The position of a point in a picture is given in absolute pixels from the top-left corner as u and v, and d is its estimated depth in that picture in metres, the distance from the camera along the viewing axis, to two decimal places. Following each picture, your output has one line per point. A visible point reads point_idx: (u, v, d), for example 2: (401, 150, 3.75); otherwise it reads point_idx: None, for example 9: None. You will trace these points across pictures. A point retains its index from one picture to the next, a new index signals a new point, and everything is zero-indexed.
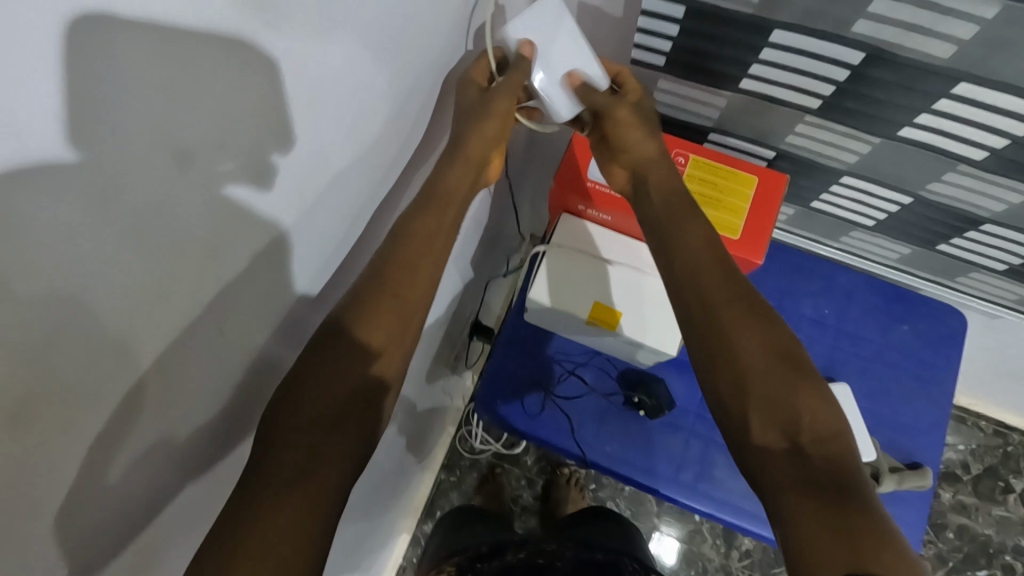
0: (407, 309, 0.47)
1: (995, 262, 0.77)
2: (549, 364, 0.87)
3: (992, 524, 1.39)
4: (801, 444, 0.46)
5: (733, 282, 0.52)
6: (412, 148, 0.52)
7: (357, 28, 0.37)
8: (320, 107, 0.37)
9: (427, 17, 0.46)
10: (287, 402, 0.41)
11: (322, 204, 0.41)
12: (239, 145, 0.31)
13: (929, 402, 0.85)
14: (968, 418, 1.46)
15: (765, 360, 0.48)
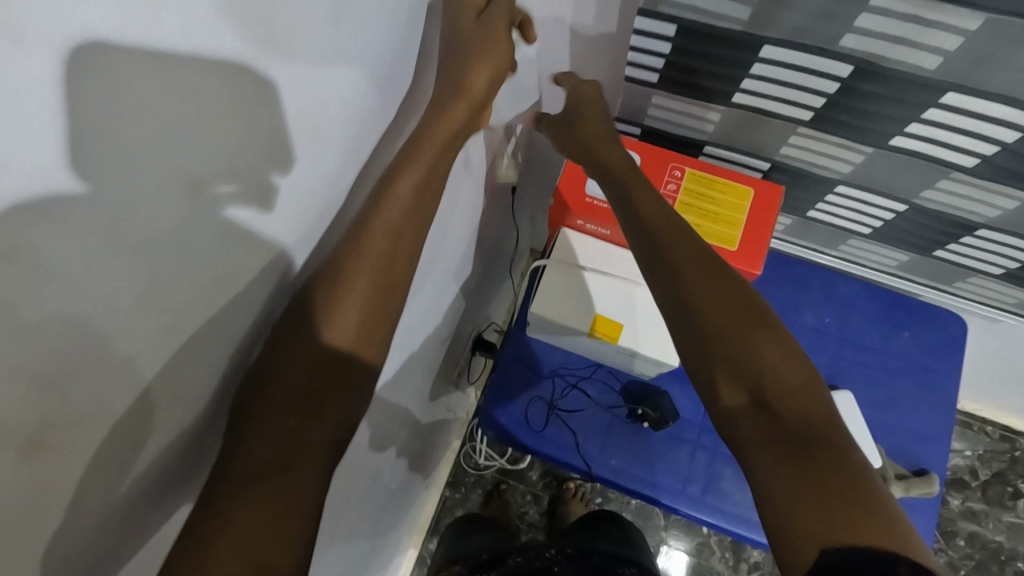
0: (389, 281, 0.42)
1: (992, 267, 0.77)
2: (551, 378, 0.87)
3: (1003, 530, 1.38)
4: (765, 399, 0.45)
5: (689, 238, 0.50)
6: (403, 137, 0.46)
7: (368, 60, 0.38)
8: (332, 138, 0.37)
9: (436, 49, 0.47)
10: (260, 392, 0.37)
11: (323, 228, 0.40)
12: (261, 179, 0.32)
13: (934, 408, 0.85)
14: (974, 423, 1.45)
15: (725, 318, 0.47)
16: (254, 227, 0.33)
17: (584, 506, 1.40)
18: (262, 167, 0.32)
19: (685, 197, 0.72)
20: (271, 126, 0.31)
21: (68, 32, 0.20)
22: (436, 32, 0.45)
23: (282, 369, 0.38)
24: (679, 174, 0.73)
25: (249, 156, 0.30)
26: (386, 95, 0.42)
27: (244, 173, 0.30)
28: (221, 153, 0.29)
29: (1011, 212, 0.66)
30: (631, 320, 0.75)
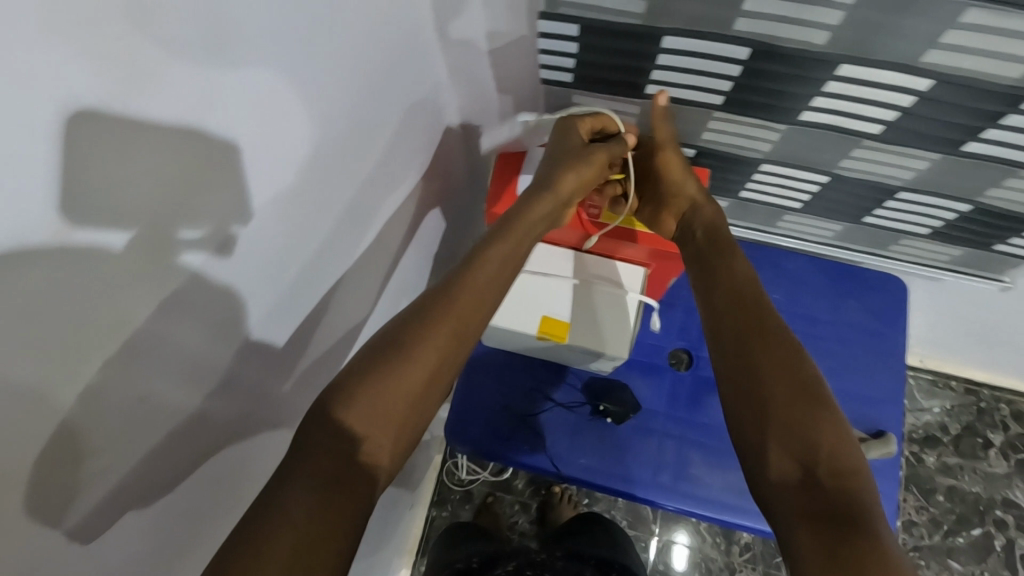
0: (460, 319, 0.52)
1: (919, 228, 0.80)
2: (513, 386, 0.87)
3: (979, 481, 1.41)
4: (810, 477, 0.47)
5: (768, 319, 0.56)
6: (335, 163, 0.52)
7: (293, 97, 0.44)
8: (262, 172, 0.43)
9: (360, 79, 0.53)
10: (358, 390, 0.46)
11: (263, 252, 0.46)
12: (201, 216, 0.38)
13: (886, 371, 0.87)
14: (939, 380, 1.49)
15: (790, 388, 0.51)
16: (213, 271, 0.40)
17: (571, 509, 1.39)
18: (223, 218, 0.40)
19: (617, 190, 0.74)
20: (230, 184, 0.40)
21: (58, 108, 0.27)
22: (352, 60, 0.51)
23: (393, 369, 0.47)
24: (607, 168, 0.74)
25: (209, 206, 0.39)
26: (323, 144, 0.50)
27: (178, 213, 0.37)
28: (182, 206, 0.37)
29: (924, 173, 0.68)
30: (577, 318, 0.74)
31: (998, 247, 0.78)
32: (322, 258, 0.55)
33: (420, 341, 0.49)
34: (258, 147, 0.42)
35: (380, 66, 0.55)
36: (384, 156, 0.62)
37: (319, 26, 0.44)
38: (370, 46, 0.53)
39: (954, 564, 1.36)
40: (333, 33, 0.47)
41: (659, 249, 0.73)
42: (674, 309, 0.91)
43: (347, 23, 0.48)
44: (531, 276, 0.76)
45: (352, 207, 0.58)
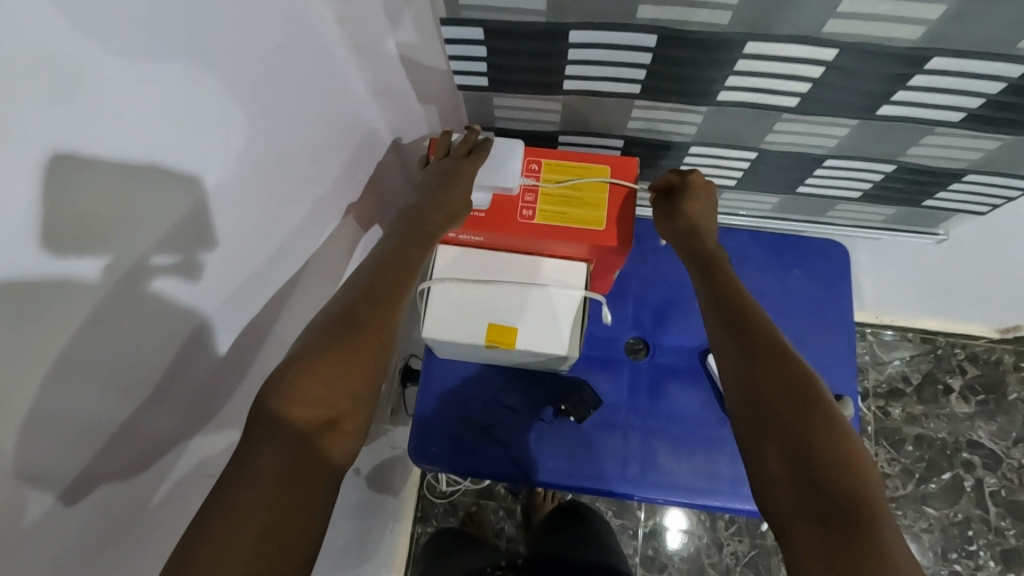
0: (388, 290, 0.56)
1: (851, 192, 0.81)
2: (471, 398, 0.86)
3: (943, 426, 1.46)
4: (809, 472, 0.48)
5: (767, 330, 0.57)
6: (244, 190, 0.52)
7: (226, 138, 0.47)
8: (210, 203, 0.47)
9: (275, 108, 0.52)
10: (291, 374, 0.48)
11: (190, 288, 0.48)
12: (160, 242, 0.43)
13: (838, 335, 0.88)
14: (896, 333, 1.52)
15: (784, 392, 0.52)
16: (180, 295, 0.46)
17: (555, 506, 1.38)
18: (187, 251, 0.46)
19: (547, 188, 0.71)
20: (195, 213, 0.46)
21: (48, 148, 0.32)
22: (267, 92, 0.50)
23: (315, 350, 0.49)
24: (536, 167, 0.72)
25: (175, 236, 0.44)
26: (244, 176, 0.51)
27: (142, 241, 0.42)
28: (155, 238, 0.43)
29: (846, 139, 0.69)
30: (524, 323, 0.72)
31: (928, 202, 0.80)
32: (236, 290, 0.55)
33: (351, 325, 0.51)
34: (212, 178, 0.46)
35: (292, 96, 0.54)
36: (315, 181, 0.64)
37: (246, 70, 0.46)
38: (297, 80, 0.54)
39: (929, 510, 1.40)
40: (263, 74, 0.49)
41: (597, 249, 0.71)
42: (625, 300, 0.90)
43: (277, 64, 0.50)
44: (472, 285, 0.73)
45: (271, 233, 0.58)
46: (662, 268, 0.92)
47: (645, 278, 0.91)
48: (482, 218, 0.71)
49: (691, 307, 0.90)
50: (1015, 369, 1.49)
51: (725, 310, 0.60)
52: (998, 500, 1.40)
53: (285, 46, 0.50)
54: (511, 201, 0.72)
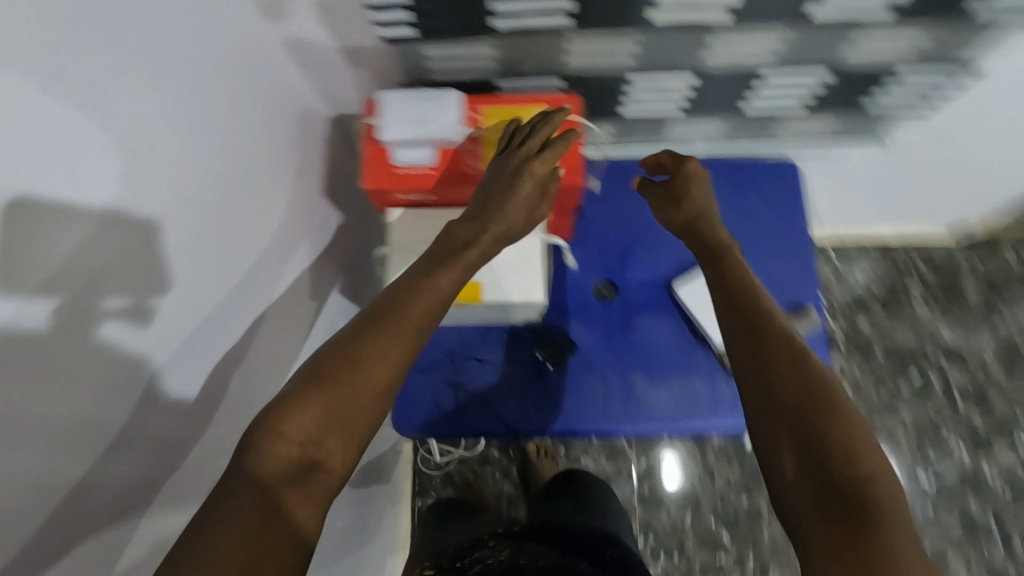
0: (400, 322, 0.51)
1: (792, 105, 0.82)
2: (446, 361, 0.85)
3: (908, 330, 1.51)
4: (823, 473, 0.46)
5: (780, 322, 0.55)
6: (193, 237, 0.59)
7: (164, 188, 0.54)
8: (156, 248, 0.54)
9: (208, 159, 0.60)
10: (288, 401, 0.47)
11: (159, 330, 0.55)
12: (115, 284, 0.50)
13: (797, 249, 0.90)
14: (857, 247, 1.56)
15: (797, 386, 0.50)
16: (131, 340, 0.52)
17: (550, 463, 1.39)
18: (142, 295, 0.53)
19: (491, 135, 0.70)
20: (145, 260, 0.53)
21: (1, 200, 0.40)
22: (196, 145, 0.58)
23: (319, 380, 0.48)
24: (477, 115, 0.71)
25: (132, 280, 0.52)
26: (181, 219, 0.57)
27: (94, 282, 0.48)
28: (106, 286, 0.49)
29: (780, 49, 0.69)
30: (485, 276, 0.71)
31: (872, 107, 0.82)
32: (206, 326, 0.62)
33: (355, 361, 0.48)
34: (155, 227, 0.54)
35: (220, 143, 0.61)
36: (264, 216, 0.70)
37: (170, 128, 0.54)
38: (220, 123, 0.61)
39: (902, 411, 1.47)
40: (186, 124, 0.56)
41: (548, 190, 0.70)
42: (587, 245, 0.90)
43: (192, 110, 0.57)
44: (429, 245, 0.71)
45: (229, 268, 0.65)
46: (620, 206, 0.91)
47: (604, 220, 0.91)
48: (430, 174, 0.70)
49: (653, 241, 0.90)
50: (971, 267, 1.54)
51: (735, 300, 0.57)
52: (965, 393, 1.47)
53: (198, 96, 0.57)
54: (456, 153, 0.70)
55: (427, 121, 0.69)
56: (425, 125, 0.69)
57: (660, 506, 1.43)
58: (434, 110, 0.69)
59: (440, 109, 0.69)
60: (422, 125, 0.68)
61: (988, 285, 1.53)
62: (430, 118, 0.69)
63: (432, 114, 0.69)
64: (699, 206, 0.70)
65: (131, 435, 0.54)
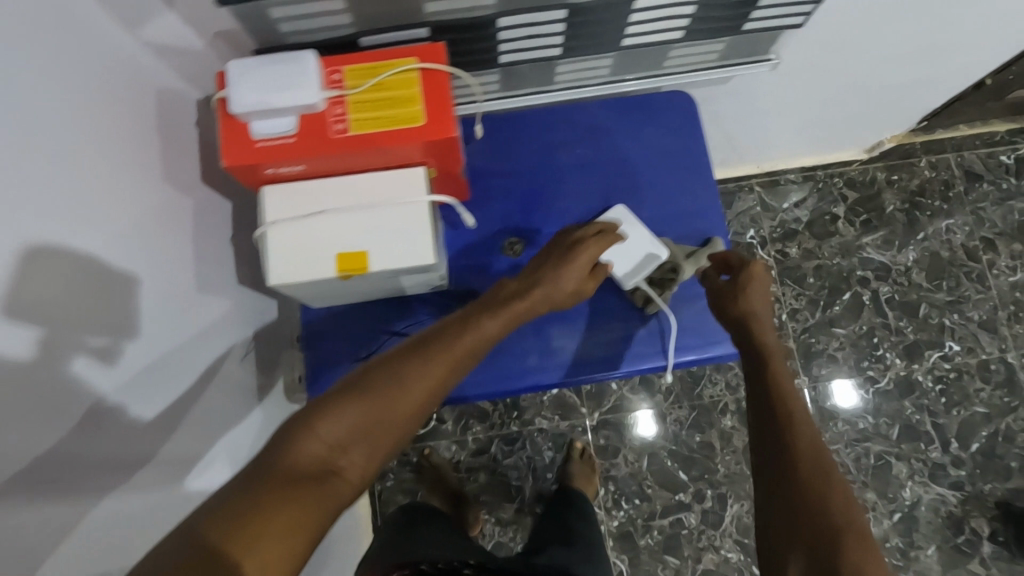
0: (444, 371, 0.59)
1: (673, 33, 0.80)
2: (358, 337, 0.84)
3: (837, 252, 1.55)
4: (817, 539, 0.55)
5: (802, 415, 0.66)
6: (143, 286, 0.67)
7: (110, 239, 0.62)
8: (115, 297, 0.62)
9: (142, 213, 0.67)
10: (330, 407, 0.53)
11: (129, 371, 0.64)
12: (97, 326, 0.60)
13: (698, 181, 0.89)
14: (780, 178, 1.58)
15: (808, 471, 0.60)
16: (98, 379, 0.59)
17: (516, 425, 1.47)
18: (113, 342, 0.61)
19: (355, 95, 0.66)
20: (111, 309, 0.61)
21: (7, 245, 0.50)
22: (133, 202, 0.66)
23: (365, 394, 0.54)
24: (338, 76, 0.66)
25: (104, 327, 0.60)
26: (88, 236, 0.59)
27: (73, 326, 0.57)
28: (89, 331, 0.59)
29: None
30: (370, 244, 0.68)
31: (749, 25, 0.81)
32: (161, 367, 0.69)
33: (394, 380, 0.56)
34: (116, 280, 0.62)
35: (149, 195, 0.69)
36: (185, 256, 0.75)
37: (106, 179, 0.62)
38: (90, 124, 0.60)
39: (838, 331, 1.51)
40: (121, 180, 0.64)
41: (428, 147, 0.67)
42: (489, 202, 0.88)
43: (110, 159, 0.63)
44: (307, 218, 0.68)
45: (172, 320, 0.71)
46: (518, 158, 0.89)
47: (504, 173, 0.88)
48: (294, 143, 0.65)
49: (555, 190, 0.88)
50: (889, 184, 1.58)
51: (762, 391, 0.69)
52: (894, 304, 1.52)
53: (110, 145, 0.63)
54: (319, 118, 0.66)
55: (268, 85, 0.63)
56: (267, 91, 0.63)
57: (616, 455, 1.45)
58: (273, 73, 0.63)
59: (278, 70, 0.63)
60: (262, 92, 0.63)
61: (907, 199, 1.57)
62: (272, 82, 0.63)
63: (271, 77, 0.63)
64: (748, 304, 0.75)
65: (64, 456, 0.55)
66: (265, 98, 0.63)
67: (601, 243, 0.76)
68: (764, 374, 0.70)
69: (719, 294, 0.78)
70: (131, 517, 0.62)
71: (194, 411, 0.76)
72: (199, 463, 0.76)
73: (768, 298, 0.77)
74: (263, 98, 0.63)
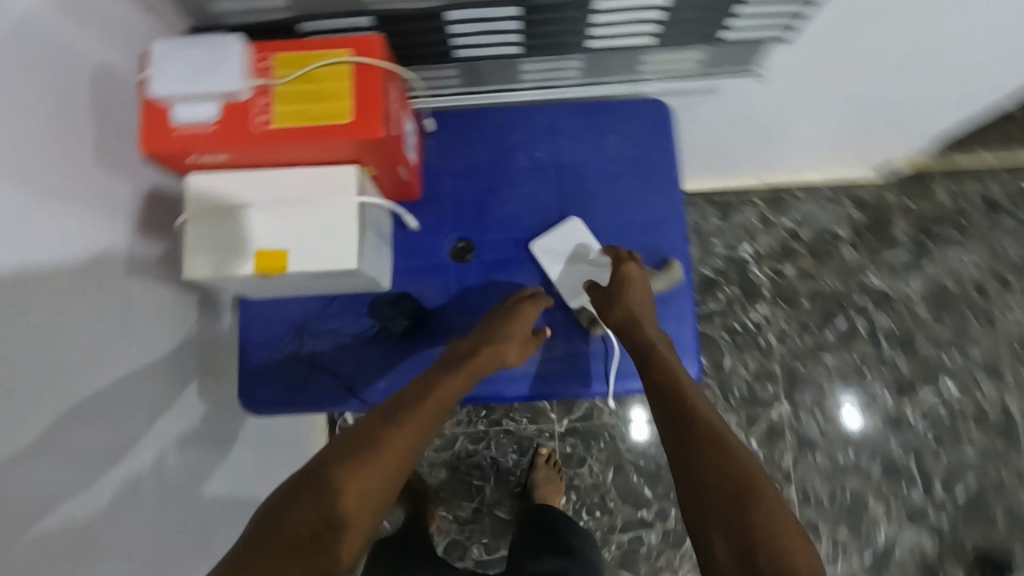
0: (418, 426, 0.64)
1: (642, 37, 0.75)
2: (295, 333, 0.82)
3: (835, 275, 1.47)
4: (750, 534, 0.54)
5: (704, 404, 0.66)
6: (97, 321, 0.65)
7: (61, 273, 0.60)
8: (62, 333, 0.60)
9: (98, 244, 0.66)
10: (320, 474, 0.57)
11: (88, 402, 0.63)
12: (52, 363, 0.59)
13: (661, 197, 0.84)
14: (783, 192, 1.50)
15: (722, 458, 0.59)
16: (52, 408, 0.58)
17: (484, 425, 1.44)
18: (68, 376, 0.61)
19: (283, 84, 0.63)
20: (60, 343, 0.60)
21: None
22: (90, 229, 0.64)
23: (350, 455, 0.59)
24: (267, 63, 0.63)
25: (57, 360, 0.59)
26: (7, 216, 0.54)
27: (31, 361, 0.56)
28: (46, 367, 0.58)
29: None
30: (292, 243, 0.66)
31: (725, 35, 0.76)
32: (122, 381, 0.69)
33: (374, 445, 0.60)
34: (66, 315, 0.61)
35: (105, 221, 0.67)
36: (145, 281, 0.73)
37: (58, 209, 0.60)
38: (10, 97, 0.55)
39: (828, 358, 1.44)
40: (76, 210, 0.63)
41: (353, 145, 0.64)
42: (440, 202, 0.84)
43: (63, 187, 0.61)
44: (230, 212, 0.66)
45: (127, 334, 0.70)
46: (473, 158, 0.85)
47: (456, 173, 0.85)
48: (216, 131, 0.62)
49: (509, 195, 0.84)
50: (900, 207, 1.49)
51: (663, 392, 0.68)
52: (890, 335, 1.44)
53: (68, 173, 0.61)
54: (244, 106, 0.63)
55: (186, 72, 0.60)
56: (186, 79, 0.60)
57: (581, 464, 1.42)
58: (192, 60, 0.61)
59: (199, 58, 0.61)
60: (180, 79, 0.60)
61: (917, 225, 1.48)
62: (191, 69, 0.60)
63: (191, 65, 0.61)
64: (630, 301, 0.75)
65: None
66: (184, 85, 0.60)
67: (535, 301, 0.79)
68: (661, 370, 0.70)
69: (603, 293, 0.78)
70: (75, 504, 0.61)
71: (155, 401, 0.74)
72: (161, 441, 0.75)
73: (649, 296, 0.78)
74: (183, 86, 0.60)
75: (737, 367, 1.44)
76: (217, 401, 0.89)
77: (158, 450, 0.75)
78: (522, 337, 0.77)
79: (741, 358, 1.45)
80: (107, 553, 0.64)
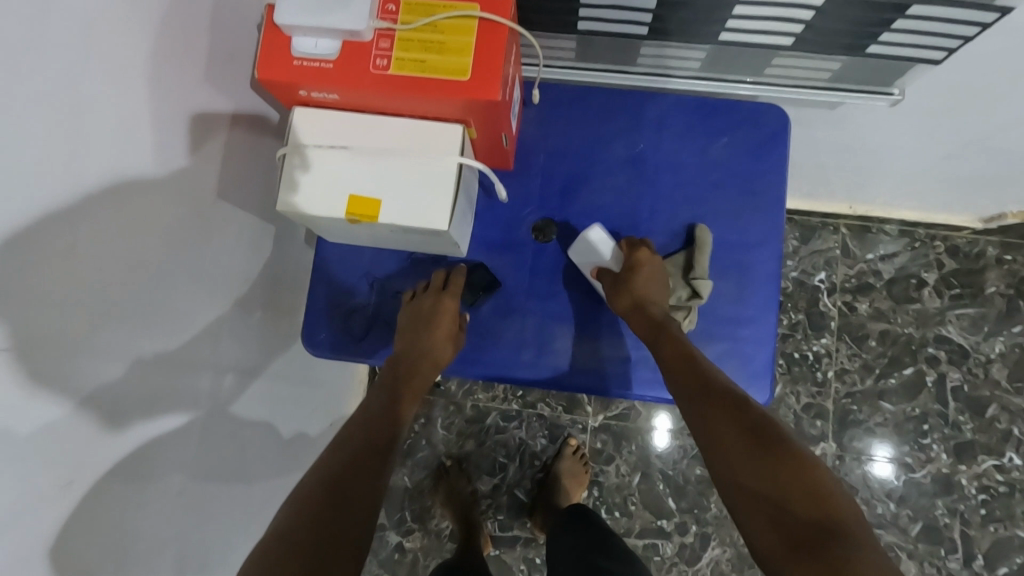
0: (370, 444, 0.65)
1: (782, 37, 0.70)
2: (365, 283, 0.82)
3: (911, 321, 1.39)
4: (779, 499, 0.57)
5: (717, 382, 0.68)
6: (146, 291, 0.62)
7: (116, 234, 0.57)
8: (113, 297, 0.58)
9: (156, 205, 0.62)
10: (292, 517, 0.57)
11: (126, 372, 0.61)
12: (100, 326, 0.56)
13: (760, 210, 0.80)
14: (872, 225, 1.42)
15: (740, 436, 0.62)
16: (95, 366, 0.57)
17: (517, 405, 1.44)
18: (111, 343, 0.58)
19: (405, 31, 0.61)
20: (110, 306, 0.57)
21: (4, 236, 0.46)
22: (151, 188, 0.61)
23: (319, 491, 0.59)
24: (393, 7, 0.61)
25: (107, 321, 0.57)
26: (93, 142, 0.53)
27: (79, 318, 0.54)
28: (98, 323, 0.56)
29: None
30: (386, 194, 0.65)
31: (872, 49, 0.70)
32: (177, 331, 0.68)
33: (349, 475, 0.61)
34: (115, 281, 0.58)
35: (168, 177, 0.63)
36: (205, 244, 0.70)
37: (120, 165, 0.57)
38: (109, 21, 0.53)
39: (886, 406, 1.37)
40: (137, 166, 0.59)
41: (463, 104, 0.62)
42: (531, 177, 0.82)
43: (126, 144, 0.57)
44: (328, 152, 0.65)
45: (187, 286, 0.68)
46: (572, 138, 0.82)
47: (552, 150, 0.82)
48: (332, 69, 0.62)
49: (601, 182, 0.81)
50: (998, 262, 1.39)
51: (677, 381, 0.69)
52: (959, 395, 1.36)
53: (132, 128, 0.58)
54: (362, 48, 0.61)
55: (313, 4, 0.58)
56: (312, 11, 0.58)
57: (608, 463, 1.40)
58: None
59: None
60: (307, 10, 0.58)
61: (1013, 284, 1.38)
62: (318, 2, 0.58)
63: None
64: (638, 290, 0.74)
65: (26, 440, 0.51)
66: (309, 16, 0.58)
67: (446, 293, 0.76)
68: (676, 355, 0.71)
69: (621, 278, 0.76)
70: (109, 455, 0.60)
71: (216, 329, 0.75)
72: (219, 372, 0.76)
73: (662, 280, 0.77)
74: (307, 18, 0.58)
75: (787, 396, 1.38)
76: (275, 334, 0.90)
77: (215, 377, 0.76)
78: (445, 333, 0.76)
79: (794, 388, 1.39)
80: (150, 469, 0.65)
